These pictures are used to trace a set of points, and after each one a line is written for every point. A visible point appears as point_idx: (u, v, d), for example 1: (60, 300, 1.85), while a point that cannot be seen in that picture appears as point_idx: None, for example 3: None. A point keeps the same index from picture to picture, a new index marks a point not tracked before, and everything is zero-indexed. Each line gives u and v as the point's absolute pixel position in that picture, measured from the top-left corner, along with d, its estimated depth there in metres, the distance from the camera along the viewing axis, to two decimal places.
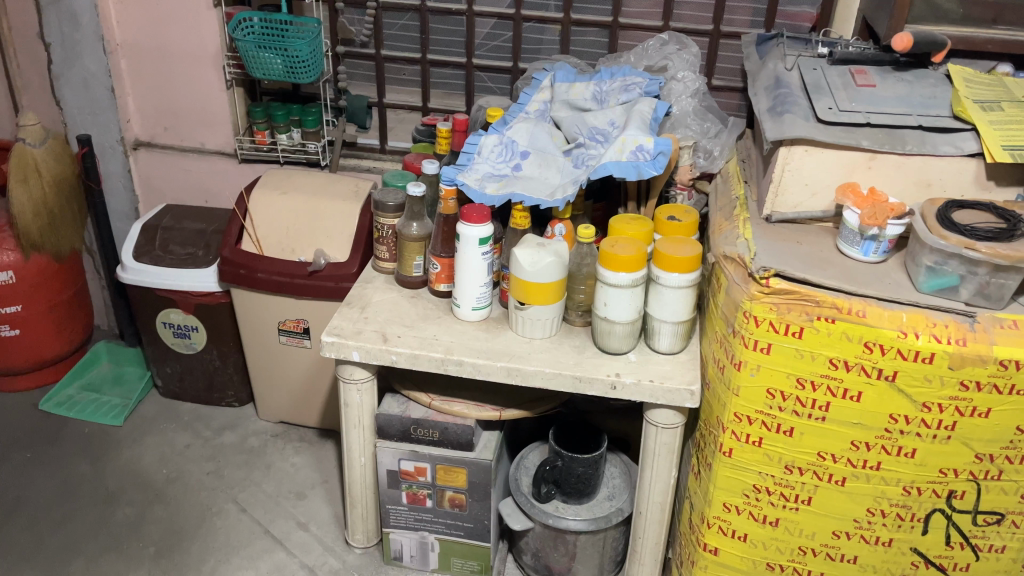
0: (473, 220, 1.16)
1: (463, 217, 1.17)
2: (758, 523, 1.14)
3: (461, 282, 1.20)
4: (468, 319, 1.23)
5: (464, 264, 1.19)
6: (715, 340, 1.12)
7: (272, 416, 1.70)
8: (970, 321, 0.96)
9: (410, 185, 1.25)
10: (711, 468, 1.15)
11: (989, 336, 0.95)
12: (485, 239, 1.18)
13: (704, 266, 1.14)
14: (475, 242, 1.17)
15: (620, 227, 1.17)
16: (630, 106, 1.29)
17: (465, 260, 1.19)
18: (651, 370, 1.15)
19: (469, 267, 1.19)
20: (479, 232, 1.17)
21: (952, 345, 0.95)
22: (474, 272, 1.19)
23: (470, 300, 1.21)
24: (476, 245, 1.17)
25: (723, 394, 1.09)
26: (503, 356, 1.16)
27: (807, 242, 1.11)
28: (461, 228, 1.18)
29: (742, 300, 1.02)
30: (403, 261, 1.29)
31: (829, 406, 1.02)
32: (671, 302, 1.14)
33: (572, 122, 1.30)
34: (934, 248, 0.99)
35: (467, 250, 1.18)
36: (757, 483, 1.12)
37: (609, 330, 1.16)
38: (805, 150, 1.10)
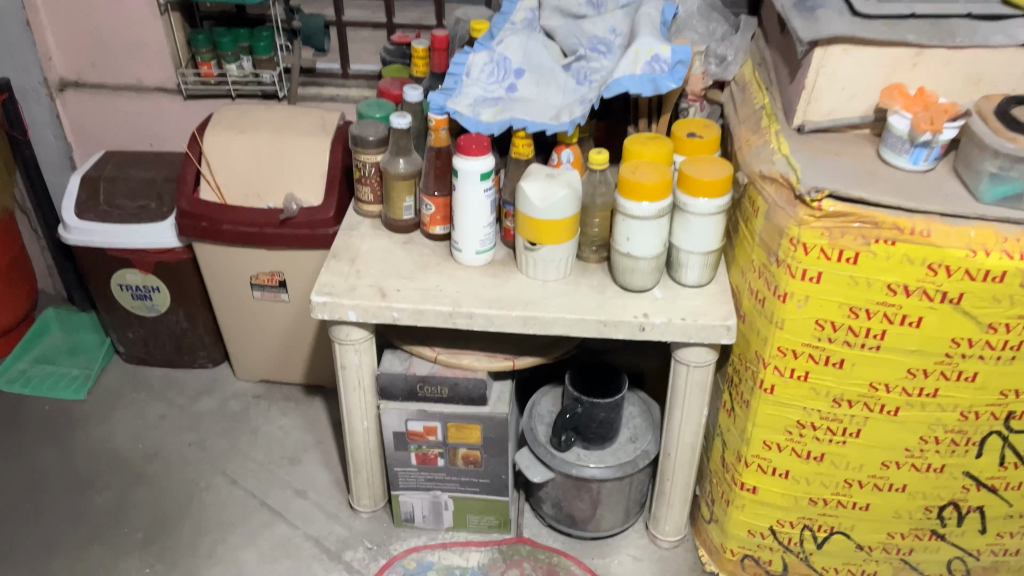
0: (474, 153, 1.03)
1: (460, 149, 1.04)
2: (801, 459, 1.07)
3: (463, 223, 1.08)
4: (471, 264, 1.11)
5: (465, 203, 1.06)
6: (750, 270, 1.02)
7: (252, 376, 1.57)
8: None
9: (394, 117, 1.10)
10: (749, 406, 1.06)
11: None
12: (487, 173, 1.04)
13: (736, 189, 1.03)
14: (476, 177, 1.04)
15: (638, 149, 1.04)
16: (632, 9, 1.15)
17: (465, 198, 1.06)
18: (682, 307, 1.04)
19: (471, 205, 1.06)
20: (480, 166, 1.04)
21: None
22: (476, 212, 1.07)
23: (474, 243, 1.09)
24: (477, 180, 1.04)
25: (764, 328, 1.00)
26: (517, 305, 1.05)
27: (847, 153, 1.01)
28: (459, 162, 1.04)
29: (789, 226, 0.92)
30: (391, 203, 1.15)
31: (885, 335, 0.94)
32: (701, 231, 1.03)
33: (569, 31, 1.16)
34: (999, 152, 0.89)
35: (468, 188, 1.05)
36: (801, 419, 1.04)
37: (633, 267, 1.05)
38: (843, 51, 0.98)
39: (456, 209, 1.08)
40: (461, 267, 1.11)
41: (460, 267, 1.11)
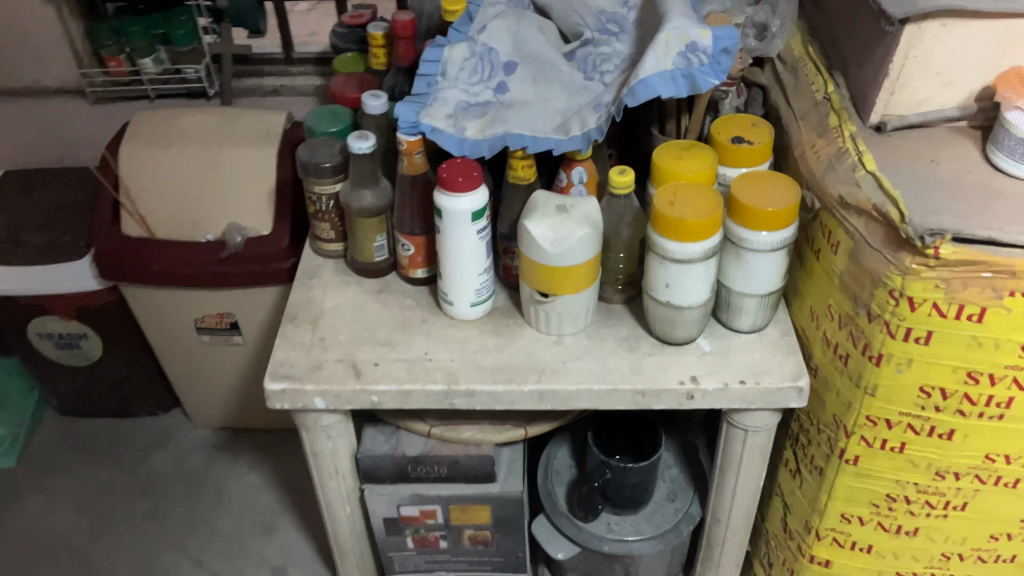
0: (461, 188, 0.79)
1: (443, 183, 0.79)
2: (888, 533, 0.87)
3: (452, 272, 0.84)
4: (466, 318, 0.88)
5: (453, 248, 0.83)
6: (825, 316, 0.80)
7: (210, 422, 1.34)
8: None
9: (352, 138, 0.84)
10: (825, 475, 0.86)
11: None
12: (480, 211, 0.81)
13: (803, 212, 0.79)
14: (466, 218, 0.80)
15: (674, 168, 0.81)
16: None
17: (453, 243, 0.82)
18: (738, 365, 0.82)
19: (461, 251, 0.83)
20: (470, 203, 0.80)
21: None
22: (469, 258, 0.83)
23: (468, 295, 0.86)
24: (468, 221, 0.81)
25: (847, 391, 0.79)
26: (529, 375, 0.82)
27: (946, 160, 0.78)
28: (442, 200, 0.80)
29: (889, 276, 0.69)
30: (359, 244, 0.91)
31: (1012, 402, 0.73)
32: (760, 270, 0.80)
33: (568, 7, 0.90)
34: None
35: (456, 231, 0.81)
36: (892, 492, 0.83)
37: (675, 318, 0.82)
38: (943, 25, 0.74)
39: (441, 254, 0.84)
40: (453, 323, 0.88)
41: (451, 323, 0.88)
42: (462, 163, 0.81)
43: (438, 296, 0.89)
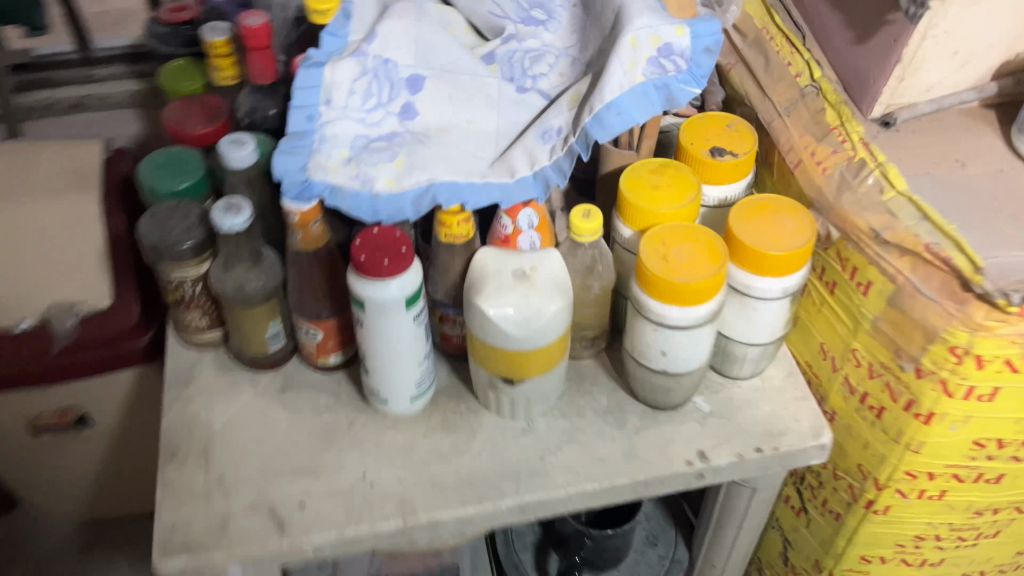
0: (388, 273, 0.58)
1: (361, 268, 0.58)
2: (912, 567, 0.78)
3: (384, 368, 0.64)
4: (406, 415, 0.69)
5: (383, 343, 0.62)
6: (846, 359, 0.66)
7: (71, 521, 1.09)
8: None
9: (217, 210, 0.61)
10: (845, 522, 0.75)
11: None
12: (415, 295, 0.60)
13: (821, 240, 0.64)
14: (398, 307, 0.60)
15: (651, 205, 0.63)
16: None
17: (383, 336, 0.62)
18: (748, 428, 0.68)
19: (395, 345, 0.63)
20: (402, 290, 0.59)
21: None
22: (406, 351, 0.63)
23: (408, 389, 0.66)
24: (401, 310, 0.60)
25: (881, 444, 0.66)
26: (503, 485, 0.65)
27: (970, 158, 0.64)
28: (363, 289, 0.59)
29: (950, 334, 0.56)
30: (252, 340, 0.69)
31: None
32: (769, 317, 0.65)
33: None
34: None
35: (386, 324, 0.61)
36: (922, 533, 0.73)
37: (671, 384, 0.67)
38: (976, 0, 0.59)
39: (367, 348, 0.64)
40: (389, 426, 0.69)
41: (388, 421, 0.69)
42: (382, 234, 0.59)
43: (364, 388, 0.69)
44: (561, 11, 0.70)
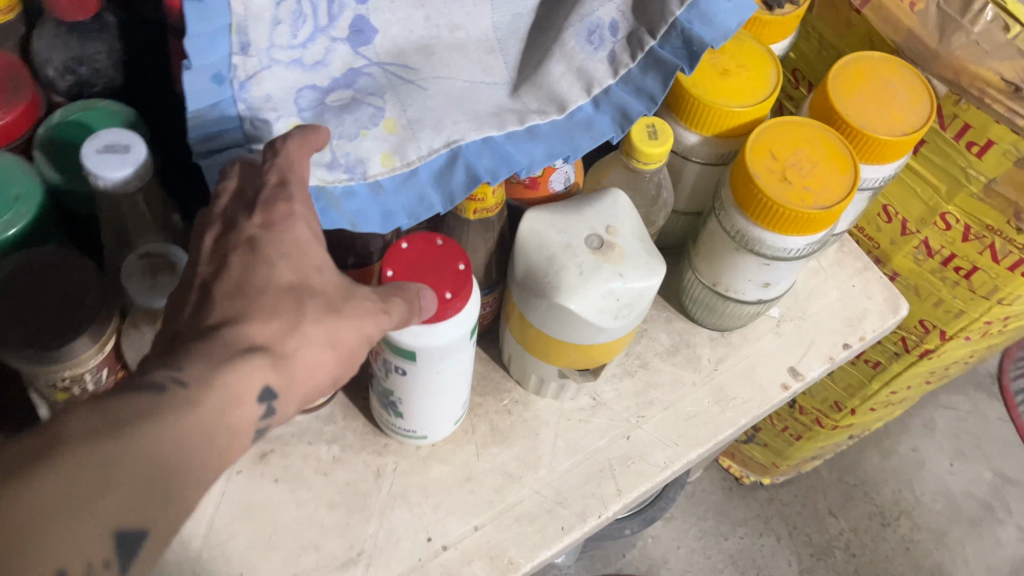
0: (454, 311, 0.38)
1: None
2: (930, 385, 0.77)
3: (430, 411, 0.46)
4: (446, 437, 0.52)
5: (434, 388, 0.44)
6: (927, 223, 0.57)
7: None
8: None
9: (129, 274, 0.38)
10: (885, 371, 0.70)
11: None
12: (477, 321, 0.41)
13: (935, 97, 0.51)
14: (463, 347, 0.41)
15: (729, 100, 0.47)
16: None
17: (436, 382, 0.43)
18: (825, 322, 0.59)
19: (450, 385, 0.44)
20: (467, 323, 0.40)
21: None
22: (459, 385, 0.45)
23: (454, 416, 0.49)
24: (464, 348, 0.41)
25: (961, 303, 0.60)
26: (600, 488, 0.52)
27: None
28: (412, 340, 0.39)
29: None
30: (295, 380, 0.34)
31: None
32: (859, 205, 0.53)
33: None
34: None
35: (445, 370, 0.42)
36: (961, 358, 0.70)
37: (754, 308, 0.55)
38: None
39: (406, 397, 0.45)
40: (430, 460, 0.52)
41: (425, 452, 0.52)
42: (422, 251, 0.39)
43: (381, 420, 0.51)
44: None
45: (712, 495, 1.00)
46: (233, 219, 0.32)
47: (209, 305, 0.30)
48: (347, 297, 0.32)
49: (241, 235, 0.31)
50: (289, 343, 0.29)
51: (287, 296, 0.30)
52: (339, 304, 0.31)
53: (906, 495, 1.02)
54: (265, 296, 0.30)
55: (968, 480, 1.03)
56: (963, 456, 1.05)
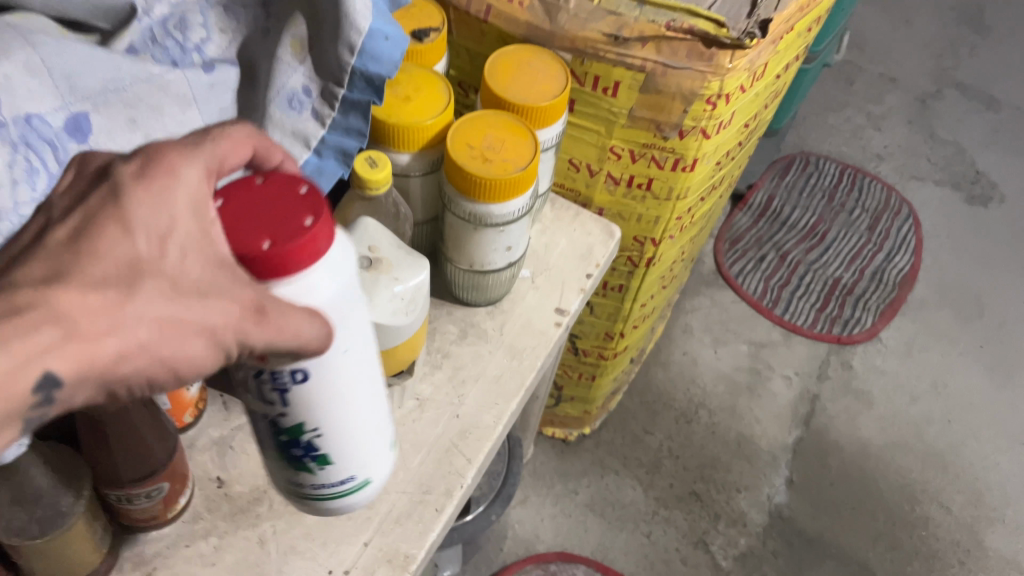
0: (327, 237, 0.32)
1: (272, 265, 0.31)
2: (665, 289, 0.92)
3: (342, 424, 0.40)
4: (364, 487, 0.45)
5: (343, 390, 0.39)
6: (604, 160, 0.71)
7: None
8: None
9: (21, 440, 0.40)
10: (628, 289, 0.84)
11: None
12: None
13: (570, 65, 0.65)
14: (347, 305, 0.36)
15: (419, 117, 0.57)
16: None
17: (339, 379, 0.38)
18: (566, 265, 0.71)
19: (355, 380, 0.39)
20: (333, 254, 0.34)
21: None
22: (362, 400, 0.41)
23: (377, 432, 0.44)
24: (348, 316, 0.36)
25: (654, 210, 0.74)
26: (453, 463, 0.59)
27: None
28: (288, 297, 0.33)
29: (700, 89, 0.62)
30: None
31: (756, 126, 0.76)
32: (548, 164, 0.66)
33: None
34: None
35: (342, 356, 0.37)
36: (677, 257, 0.86)
37: (507, 273, 0.65)
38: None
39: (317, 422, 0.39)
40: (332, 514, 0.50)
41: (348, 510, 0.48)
42: (248, 196, 0.33)
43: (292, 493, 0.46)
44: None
45: (550, 462, 1.11)
46: (111, 169, 0.32)
47: (48, 254, 0.29)
48: (204, 295, 0.30)
49: (117, 184, 0.31)
50: (98, 324, 0.28)
51: (128, 274, 0.29)
52: (183, 293, 0.30)
53: (694, 389, 1.19)
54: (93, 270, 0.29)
55: (732, 358, 1.23)
56: (721, 341, 1.24)
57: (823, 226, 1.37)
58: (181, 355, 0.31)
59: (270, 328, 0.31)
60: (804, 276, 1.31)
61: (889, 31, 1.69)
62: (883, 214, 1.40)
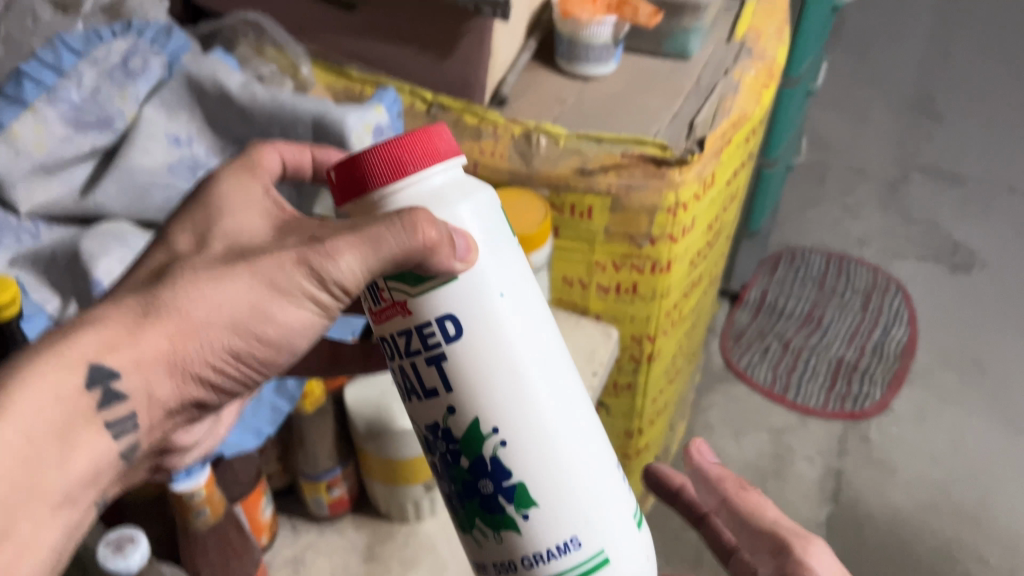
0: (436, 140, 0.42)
1: (391, 157, 0.41)
2: (671, 383, 1.01)
3: (491, 390, 0.42)
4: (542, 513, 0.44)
5: (501, 363, 0.42)
6: (593, 272, 0.83)
7: None
8: (749, 51, 0.86)
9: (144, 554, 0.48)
10: (637, 386, 0.93)
11: (767, 52, 0.87)
12: None
13: (550, 198, 0.77)
14: (487, 259, 0.42)
15: None
16: (123, 21, 0.67)
17: (497, 344, 0.42)
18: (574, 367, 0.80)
19: (515, 359, 0.43)
20: (452, 182, 0.43)
21: (773, 83, 0.86)
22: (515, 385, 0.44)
23: (567, 465, 0.44)
24: (494, 273, 0.43)
25: (644, 310, 0.85)
26: None
27: (560, 94, 0.81)
28: (412, 196, 0.42)
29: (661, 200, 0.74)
30: (242, 385, 0.43)
31: (721, 226, 0.88)
32: (543, 283, 0.77)
33: (60, 153, 0.62)
34: (695, 7, 0.81)
35: (491, 312, 0.42)
36: (675, 351, 0.95)
37: None
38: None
39: (481, 406, 0.42)
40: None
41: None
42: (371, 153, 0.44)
43: (501, 563, 0.45)
44: (161, 92, 0.67)
45: None
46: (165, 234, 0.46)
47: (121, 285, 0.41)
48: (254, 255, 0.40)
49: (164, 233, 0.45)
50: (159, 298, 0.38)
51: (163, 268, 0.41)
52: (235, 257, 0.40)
53: None
54: (142, 283, 0.40)
55: (755, 446, 1.29)
56: (742, 432, 1.31)
57: (819, 312, 1.46)
58: (267, 307, 0.40)
59: (334, 255, 0.39)
60: (809, 360, 1.39)
61: (851, 128, 1.84)
62: (874, 293, 1.49)
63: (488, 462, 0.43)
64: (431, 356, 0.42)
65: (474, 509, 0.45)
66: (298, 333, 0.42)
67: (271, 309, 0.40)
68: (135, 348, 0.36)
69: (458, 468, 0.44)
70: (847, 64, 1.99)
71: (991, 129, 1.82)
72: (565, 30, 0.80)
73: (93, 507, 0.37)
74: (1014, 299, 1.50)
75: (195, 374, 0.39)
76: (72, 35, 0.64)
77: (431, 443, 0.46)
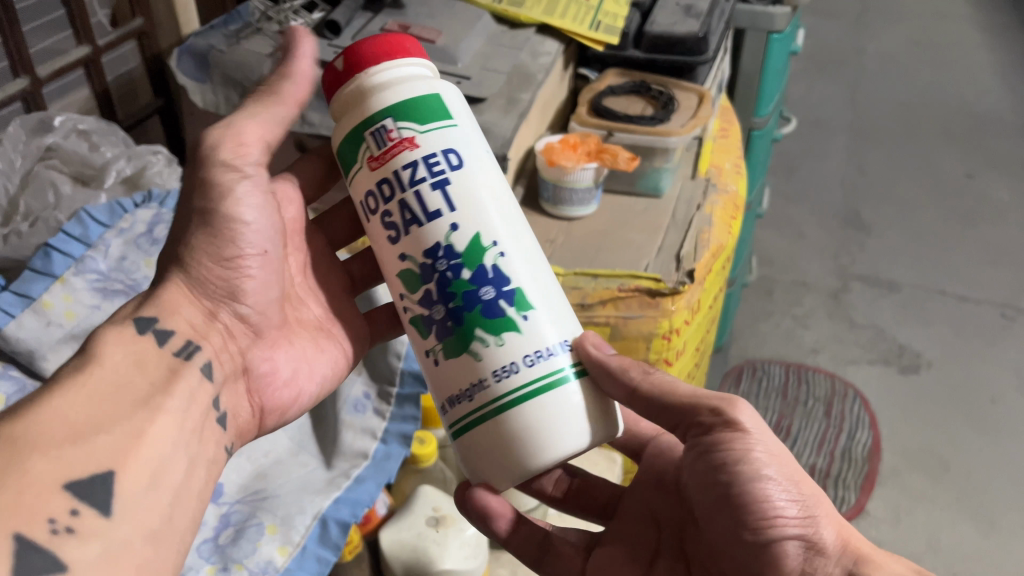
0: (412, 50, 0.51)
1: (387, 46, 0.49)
2: None
3: (472, 212, 0.47)
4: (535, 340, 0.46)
5: (468, 199, 0.47)
6: None
7: None
8: (715, 187, 0.94)
9: None
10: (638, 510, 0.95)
11: (730, 186, 0.95)
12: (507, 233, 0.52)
13: None
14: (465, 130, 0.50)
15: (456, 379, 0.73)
16: (141, 193, 0.72)
17: (474, 180, 0.48)
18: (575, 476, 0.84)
19: (481, 198, 0.48)
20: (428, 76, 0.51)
21: (740, 214, 0.93)
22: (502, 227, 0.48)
23: (535, 298, 0.47)
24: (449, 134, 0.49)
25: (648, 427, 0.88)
26: None
27: (549, 233, 0.87)
28: (394, 70, 0.49)
29: (657, 328, 0.79)
30: (266, 275, 0.54)
31: (705, 347, 0.93)
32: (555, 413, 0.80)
33: (91, 320, 0.63)
34: (666, 152, 0.89)
35: (480, 159, 0.49)
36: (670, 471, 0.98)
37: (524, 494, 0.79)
38: (519, 113, 0.80)
39: (463, 235, 0.47)
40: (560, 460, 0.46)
41: (562, 421, 0.46)
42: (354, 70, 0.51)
43: (476, 384, 0.46)
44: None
45: None
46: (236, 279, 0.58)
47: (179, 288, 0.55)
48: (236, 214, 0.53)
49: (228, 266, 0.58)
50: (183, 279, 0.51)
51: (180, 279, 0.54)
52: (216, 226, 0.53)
53: None
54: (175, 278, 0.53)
55: None
56: None
57: (785, 421, 1.52)
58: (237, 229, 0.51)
59: (237, 144, 0.52)
60: None
61: (789, 246, 1.95)
62: (834, 399, 1.56)
63: (489, 271, 0.47)
64: (436, 181, 0.47)
65: (465, 331, 0.47)
66: (265, 216, 0.53)
67: (233, 200, 0.51)
68: (157, 303, 0.49)
69: (457, 283, 0.47)
70: (777, 187, 2.13)
71: (915, 238, 1.96)
72: (549, 176, 0.86)
73: (196, 420, 0.46)
74: (962, 396, 1.58)
75: (209, 300, 0.51)
76: (97, 208, 0.68)
77: (425, 273, 0.48)
